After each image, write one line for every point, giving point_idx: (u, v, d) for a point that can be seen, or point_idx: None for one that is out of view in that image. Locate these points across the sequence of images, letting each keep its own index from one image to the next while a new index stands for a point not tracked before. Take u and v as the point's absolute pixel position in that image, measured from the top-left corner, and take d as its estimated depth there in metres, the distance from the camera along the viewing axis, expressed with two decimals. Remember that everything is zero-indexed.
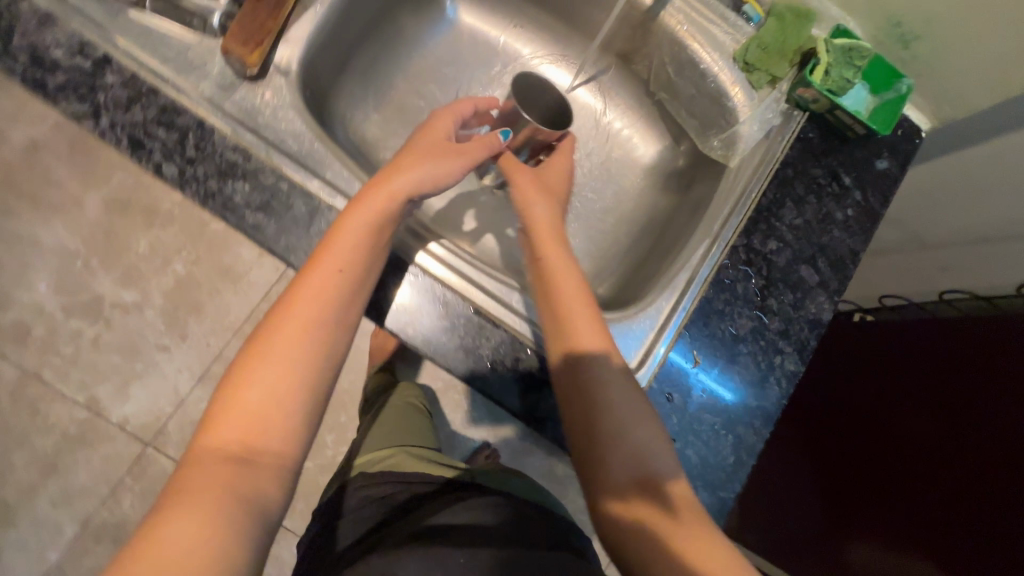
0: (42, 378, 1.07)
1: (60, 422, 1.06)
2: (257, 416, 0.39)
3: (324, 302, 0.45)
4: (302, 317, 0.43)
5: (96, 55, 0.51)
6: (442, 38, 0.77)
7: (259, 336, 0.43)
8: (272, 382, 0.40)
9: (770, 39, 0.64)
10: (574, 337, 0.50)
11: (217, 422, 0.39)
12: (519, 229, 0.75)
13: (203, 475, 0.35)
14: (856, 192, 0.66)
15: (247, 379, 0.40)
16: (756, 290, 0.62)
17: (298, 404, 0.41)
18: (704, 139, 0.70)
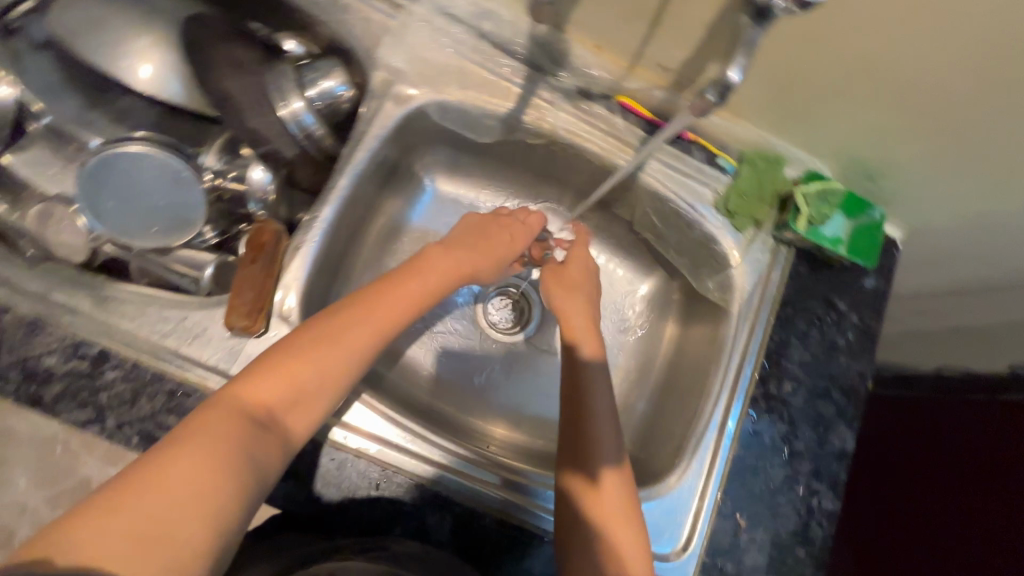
0: None
1: None
2: (295, 395, 0.46)
3: (382, 334, 0.51)
4: (350, 334, 0.49)
5: (91, 353, 0.48)
6: (426, 212, 0.77)
7: (323, 320, 0.50)
8: (321, 375, 0.47)
9: (747, 187, 0.66)
10: (591, 400, 0.56)
11: (255, 379, 0.45)
12: (532, 386, 0.76)
13: (223, 423, 0.41)
14: (853, 315, 0.68)
15: (301, 361, 0.46)
16: (782, 436, 0.63)
17: (323, 404, 0.47)
18: (697, 278, 0.72)
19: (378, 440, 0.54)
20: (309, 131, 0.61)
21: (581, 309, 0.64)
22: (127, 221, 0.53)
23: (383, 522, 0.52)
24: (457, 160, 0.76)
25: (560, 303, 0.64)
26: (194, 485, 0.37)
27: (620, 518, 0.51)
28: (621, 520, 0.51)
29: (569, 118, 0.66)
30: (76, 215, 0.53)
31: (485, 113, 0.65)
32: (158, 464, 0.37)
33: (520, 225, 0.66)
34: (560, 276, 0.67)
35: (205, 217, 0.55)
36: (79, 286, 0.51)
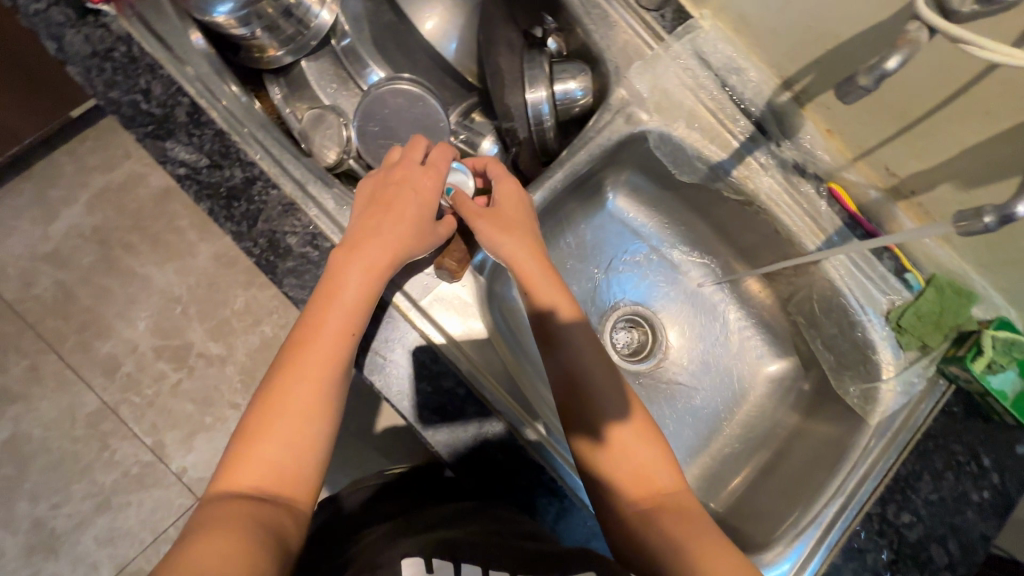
0: (120, 414, 1.22)
1: (123, 461, 1.21)
2: (272, 465, 0.45)
3: (334, 367, 0.48)
4: (291, 379, 0.47)
5: (324, 246, 0.55)
6: (598, 223, 0.82)
7: (268, 393, 0.47)
8: (290, 428, 0.46)
9: (926, 309, 0.66)
10: (567, 364, 0.55)
11: (237, 465, 0.44)
12: None
13: (216, 513, 0.41)
14: (994, 475, 0.65)
15: (259, 436, 0.45)
16: (885, 564, 0.61)
17: (304, 448, 0.46)
18: (838, 379, 0.72)
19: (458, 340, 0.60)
20: (541, 121, 0.65)
21: (526, 246, 0.57)
22: (380, 146, 0.62)
23: (499, 482, 0.55)
24: (644, 188, 0.79)
25: (504, 248, 0.56)
26: (221, 555, 0.36)
27: (642, 453, 0.52)
28: (642, 454, 0.51)
29: (775, 186, 0.68)
30: (344, 128, 0.61)
31: (699, 156, 0.68)
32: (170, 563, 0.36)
33: (421, 168, 0.56)
34: (496, 218, 0.57)
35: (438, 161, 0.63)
36: (328, 186, 0.58)
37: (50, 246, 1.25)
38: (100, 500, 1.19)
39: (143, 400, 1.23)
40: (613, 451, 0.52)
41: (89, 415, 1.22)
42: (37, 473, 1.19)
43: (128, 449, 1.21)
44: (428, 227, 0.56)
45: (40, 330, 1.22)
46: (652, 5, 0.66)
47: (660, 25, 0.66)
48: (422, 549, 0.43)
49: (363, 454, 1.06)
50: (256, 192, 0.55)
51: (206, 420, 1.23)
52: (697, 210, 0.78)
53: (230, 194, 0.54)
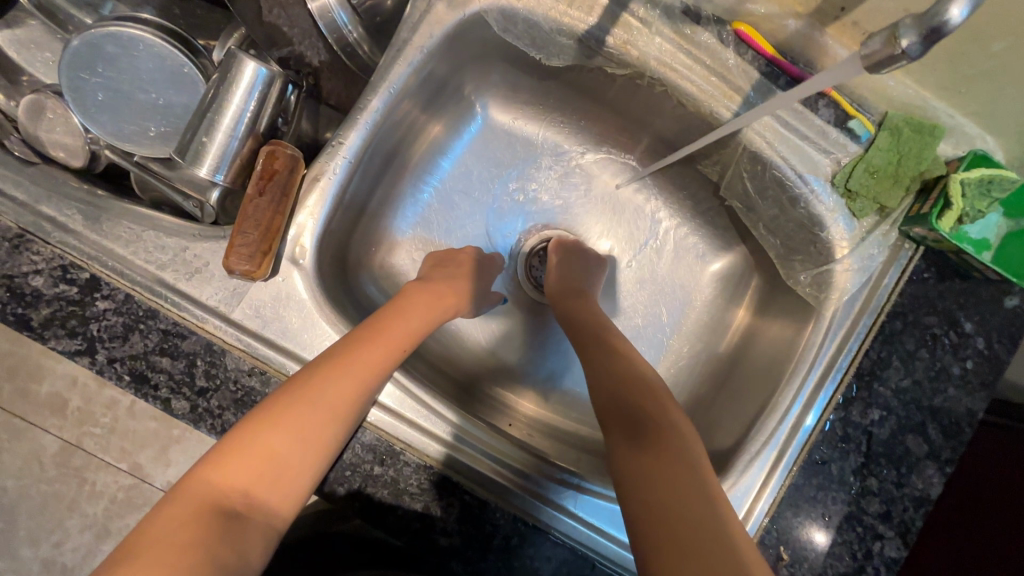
0: (85, 447, 1.07)
1: (107, 490, 1.09)
2: (272, 473, 0.38)
3: (349, 412, 0.42)
4: (322, 392, 0.41)
5: (82, 279, 0.43)
6: (476, 142, 0.67)
7: (292, 394, 0.41)
8: (303, 446, 0.39)
9: (879, 161, 0.52)
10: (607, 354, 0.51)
11: (233, 457, 0.37)
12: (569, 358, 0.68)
13: (177, 529, 0.34)
14: (978, 340, 0.55)
15: (272, 435, 0.39)
16: (854, 470, 0.53)
17: (308, 474, 0.40)
18: (788, 267, 0.60)
19: (287, 352, 0.46)
20: (341, 33, 0.48)
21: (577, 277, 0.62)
22: (118, 121, 0.45)
23: (386, 500, 0.47)
24: (519, 85, 0.63)
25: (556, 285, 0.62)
26: None
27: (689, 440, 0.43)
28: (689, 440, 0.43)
29: (666, 46, 0.51)
30: (70, 112, 0.46)
31: (559, 29, 0.51)
32: None
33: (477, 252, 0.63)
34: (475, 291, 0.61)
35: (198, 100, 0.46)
36: (71, 198, 0.44)
37: None
38: (99, 529, 1.09)
39: (103, 429, 1.07)
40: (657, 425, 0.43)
41: (55, 456, 1.07)
42: (28, 517, 1.08)
43: (106, 478, 1.09)
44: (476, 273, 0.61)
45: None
46: None
47: None
48: None
49: None
50: None
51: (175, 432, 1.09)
52: (588, 95, 0.62)
53: None
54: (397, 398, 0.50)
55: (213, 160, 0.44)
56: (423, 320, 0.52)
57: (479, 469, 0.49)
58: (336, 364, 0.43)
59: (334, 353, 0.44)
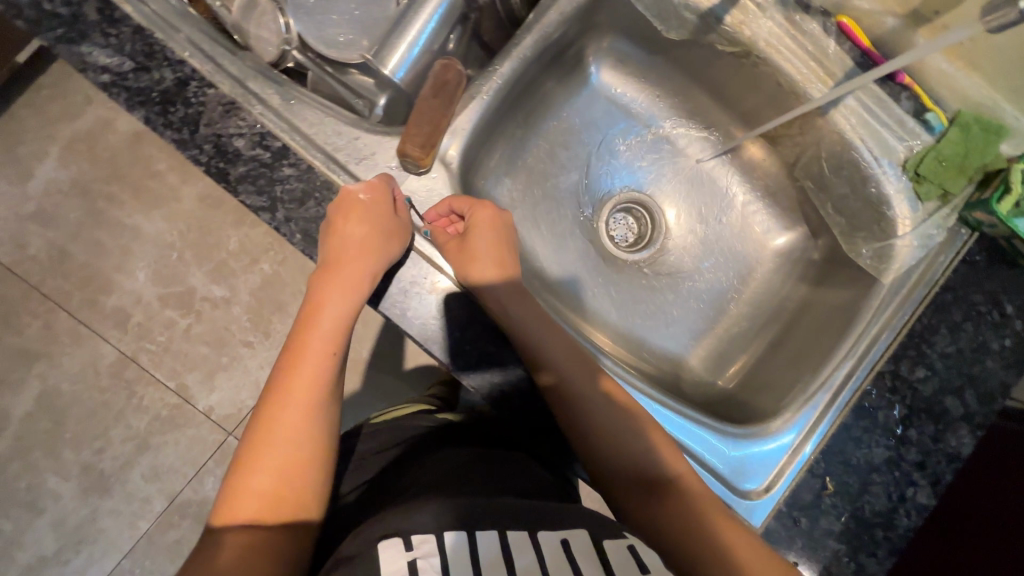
0: (140, 362, 1.08)
1: (153, 405, 1.07)
2: (283, 468, 0.43)
3: (322, 383, 0.46)
4: (277, 418, 0.44)
5: (275, 146, 0.51)
6: (582, 103, 0.75)
7: (265, 405, 0.45)
8: (281, 443, 0.44)
9: (949, 151, 0.59)
10: (584, 418, 0.51)
11: (230, 499, 0.42)
12: (650, 304, 0.76)
13: (226, 547, 0.39)
14: (1017, 322, 0.62)
15: (249, 476, 0.42)
16: (897, 419, 0.60)
17: (307, 453, 0.44)
18: (850, 242, 0.67)
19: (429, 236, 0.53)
20: None
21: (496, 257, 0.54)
22: (321, 24, 0.57)
23: (497, 380, 0.52)
24: (631, 56, 0.71)
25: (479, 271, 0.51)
26: None
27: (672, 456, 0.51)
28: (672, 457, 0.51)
29: (774, 30, 0.60)
30: (279, 14, 0.55)
31: (686, 3, 0.60)
32: None
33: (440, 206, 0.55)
34: (458, 251, 0.52)
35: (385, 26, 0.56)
36: (271, 80, 0.52)
37: (33, 205, 1.09)
38: (138, 443, 1.06)
39: (158, 346, 1.08)
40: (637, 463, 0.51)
41: (110, 367, 1.07)
42: (75, 422, 1.06)
43: (154, 396, 1.07)
44: (394, 227, 0.50)
45: (18, 272, 1.07)
46: None
47: None
48: (397, 529, 0.39)
49: (376, 379, 1.03)
50: (191, 93, 0.50)
51: (223, 359, 1.09)
52: (692, 71, 0.70)
53: (163, 99, 0.49)
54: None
55: (395, 63, 0.54)
56: (341, 289, 0.48)
57: None
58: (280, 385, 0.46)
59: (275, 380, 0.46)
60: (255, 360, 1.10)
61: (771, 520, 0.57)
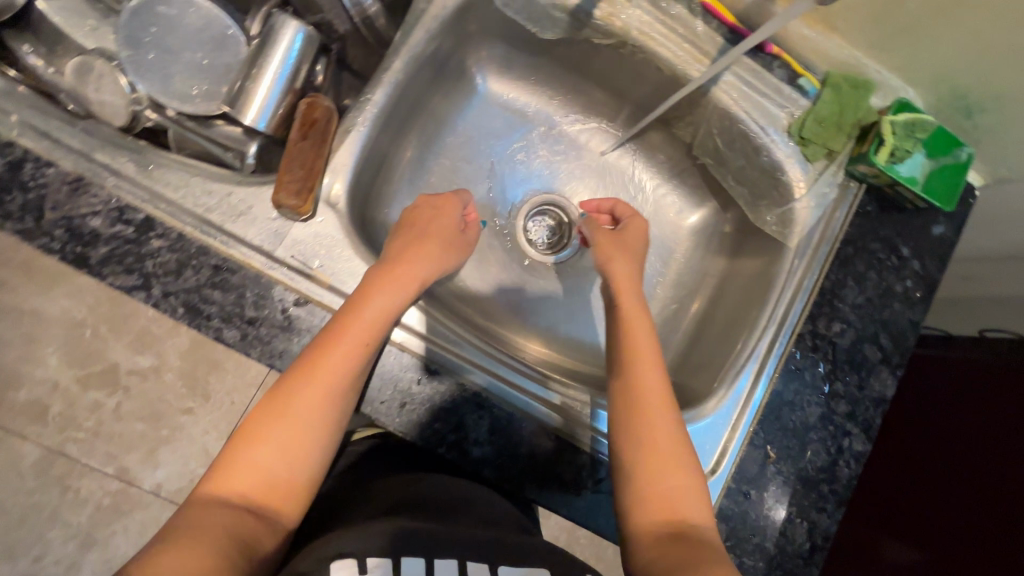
0: (68, 454, 0.95)
1: (92, 496, 0.95)
2: (293, 450, 0.43)
3: (358, 375, 0.47)
4: (298, 395, 0.44)
5: (137, 219, 0.47)
6: (475, 114, 0.73)
7: (298, 372, 0.45)
8: (302, 425, 0.44)
9: (826, 112, 0.62)
10: (646, 393, 0.52)
11: (237, 459, 0.43)
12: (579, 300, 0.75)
13: (211, 518, 0.38)
14: (914, 262, 0.65)
15: (258, 440, 0.43)
16: (823, 376, 0.62)
17: (319, 445, 0.45)
18: (755, 211, 0.68)
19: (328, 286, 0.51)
20: (363, 6, 0.55)
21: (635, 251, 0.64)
22: (168, 78, 0.50)
23: (422, 417, 0.52)
24: (513, 61, 0.70)
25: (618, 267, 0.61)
26: None
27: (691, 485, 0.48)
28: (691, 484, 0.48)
29: (644, 17, 0.60)
30: (118, 73, 0.50)
31: (554, 4, 0.59)
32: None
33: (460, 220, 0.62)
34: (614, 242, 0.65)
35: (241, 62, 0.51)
36: (123, 148, 0.48)
37: None
38: (81, 541, 0.95)
39: (86, 434, 0.95)
40: (648, 458, 0.49)
41: (35, 466, 0.94)
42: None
43: (92, 485, 0.95)
44: (455, 245, 0.59)
45: None
46: None
47: None
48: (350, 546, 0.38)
49: None
50: (29, 176, 0.45)
51: (163, 433, 0.97)
52: (576, 69, 0.70)
53: None
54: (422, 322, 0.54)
55: (254, 111, 0.50)
56: (393, 287, 0.49)
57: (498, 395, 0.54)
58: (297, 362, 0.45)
59: (303, 356, 0.45)
60: (200, 426, 0.98)
61: (722, 498, 0.58)
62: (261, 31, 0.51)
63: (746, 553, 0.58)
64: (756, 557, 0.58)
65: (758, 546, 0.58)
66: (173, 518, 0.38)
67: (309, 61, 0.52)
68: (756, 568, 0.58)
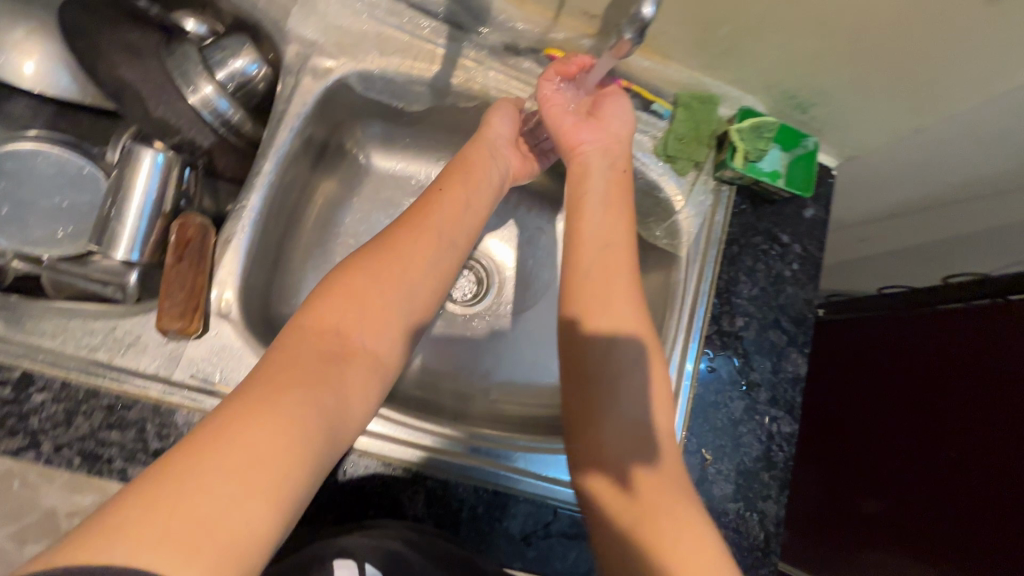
0: None
1: None
2: (365, 312, 0.44)
3: (441, 248, 0.51)
4: (351, 306, 0.44)
5: (15, 377, 0.45)
6: (365, 189, 0.74)
7: (383, 236, 0.50)
8: (387, 287, 0.46)
9: (683, 129, 0.67)
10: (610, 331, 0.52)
11: (296, 337, 0.41)
12: (507, 341, 0.77)
13: (295, 360, 0.39)
14: (796, 245, 0.70)
15: (351, 288, 0.45)
16: (738, 369, 0.65)
17: (396, 316, 0.46)
18: (646, 228, 0.73)
19: None
20: (225, 117, 0.57)
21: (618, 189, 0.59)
22: (25, 228, 0.49)
23: (357, 505, 0.52)
24: (392, 133, 0.72)
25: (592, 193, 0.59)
26: (260, 443, 0.33)
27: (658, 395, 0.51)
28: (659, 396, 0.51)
29: (499, 76, 0.64)
30: None
31: (411, 80, 0.62)
32: (230, 420, 0.34)
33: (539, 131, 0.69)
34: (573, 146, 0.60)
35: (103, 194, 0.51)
36: None
37: None
38: None
39: None
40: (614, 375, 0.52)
41: None
42: None
43: None
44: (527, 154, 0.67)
45: None
46: None
47: None
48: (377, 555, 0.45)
49: None
50: None
51: None
52: (455, 131, 0.72)
53: None
54: (382, 426, 0.55)
55: (128, 241, 0.49)
56: (451, 198, 0.53)
57: (426, 467, 0.54)
58: (376, 261, 0.47)
59: (372, 261, 0.47)
60: None
61: None
62: (119, 159, 0.51)
63: None
64: None
65: None
66: (240, 384, 0.37)
67: (175, 180, 0.52)
68: None
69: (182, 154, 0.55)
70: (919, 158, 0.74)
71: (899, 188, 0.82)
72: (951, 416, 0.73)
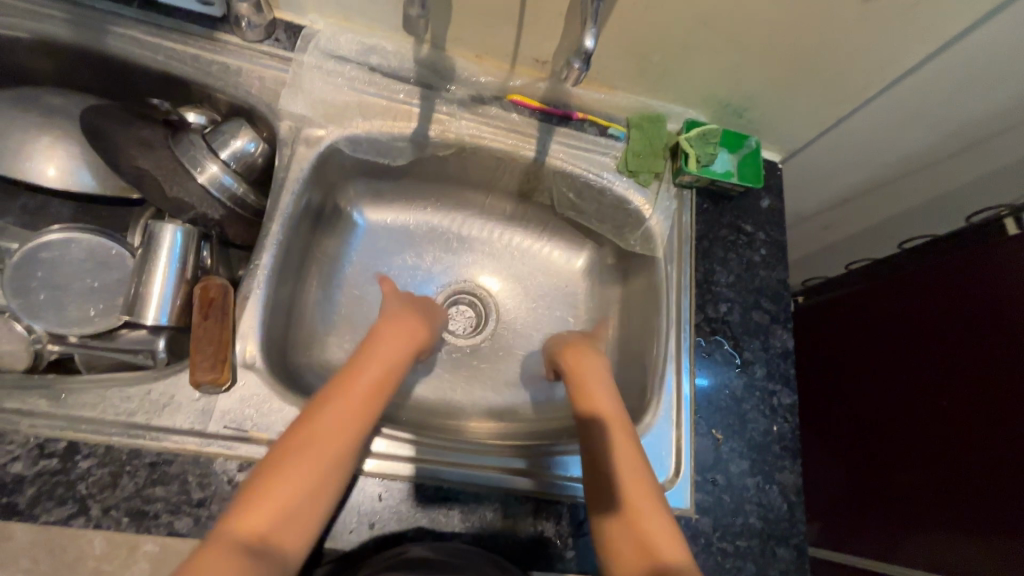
0: None
1: None
2: (314, 474, 0.45)
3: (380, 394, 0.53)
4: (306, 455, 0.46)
5: (60, 448, 0.48)
6: (363, 245, 0.80)
7: (327, 395, 0.50)
8: (331, 449, 0.46)
9: (638, 147, 0.74)
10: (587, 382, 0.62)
11: (247, 513, 0.42)
12: (512, 362, 0.81)
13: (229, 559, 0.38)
14: (760, 233, 0.77)
15: (305, 450, 0.45)
16: (731, 350, 0.70)
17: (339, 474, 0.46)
18: (623, 238, 0.79)
19: (264, 442, 0.52)
20: (231, 190, 0.63)
21: None
22: (60, 312, 0.55)
23: (395, 525, 0.54)
24: (381, 189, 0.79)
25: None
26: None
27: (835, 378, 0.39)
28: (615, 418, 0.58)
29: (470, 125, 0.72)
30: (13, 321, 0.54)
31: (394, 137, 0.69)
32: None
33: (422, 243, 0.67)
34: None
35: (127, 274, 0.57)
36: (32, 387, 0.50)
37: None
38: None
39: None
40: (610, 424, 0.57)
41: None
42: None
43: None
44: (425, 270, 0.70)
45: None
46: (260, 36, 0.65)
47: (280, 49, 0.66)
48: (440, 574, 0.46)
49: None
50: None
51: None
52: (438, 179, 0.80)
53: None
54: (391, 447, 0.58)
55: (156, 309, 0.54)
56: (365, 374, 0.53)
57: (457, 482, 0.57)
58: (327, 422, 0.48)
59: (331, 419, 0.48)
60: None
61: (695, 493, 0.63)
62: (143, 241, 0.57)
63: (737, 537, 0.62)
64: (748, 537, 0.62)
65: (745, 526, 0.62)
66: (205, 549, 0.38)
67: (194, 252, 0.58)
68: (752, 547, 0.62)
69: (198, 229, 0.62)
70: (850, 144, 0.83)
71: (842, 173, 0.91)
72: (984, 395, 0.74)
